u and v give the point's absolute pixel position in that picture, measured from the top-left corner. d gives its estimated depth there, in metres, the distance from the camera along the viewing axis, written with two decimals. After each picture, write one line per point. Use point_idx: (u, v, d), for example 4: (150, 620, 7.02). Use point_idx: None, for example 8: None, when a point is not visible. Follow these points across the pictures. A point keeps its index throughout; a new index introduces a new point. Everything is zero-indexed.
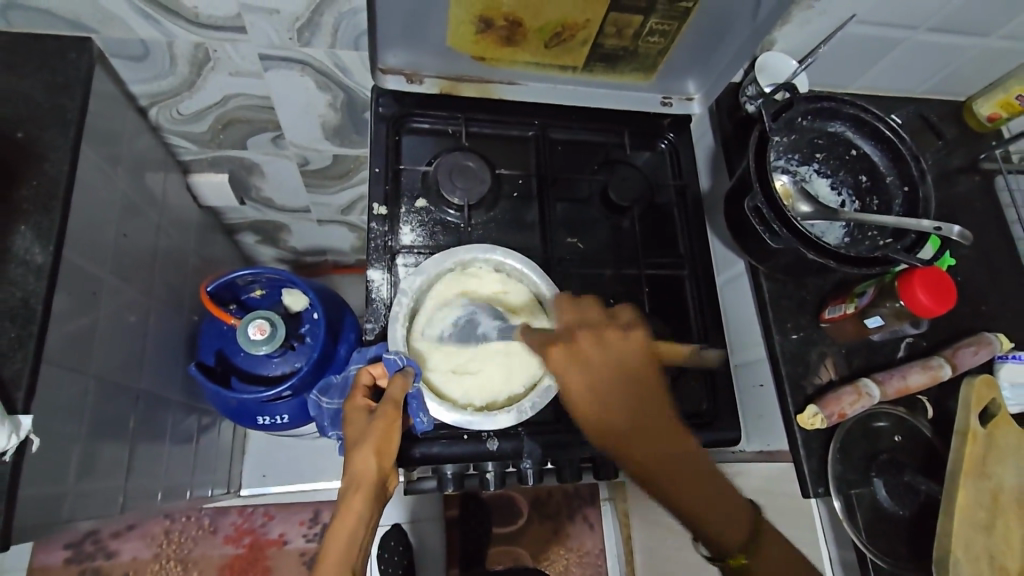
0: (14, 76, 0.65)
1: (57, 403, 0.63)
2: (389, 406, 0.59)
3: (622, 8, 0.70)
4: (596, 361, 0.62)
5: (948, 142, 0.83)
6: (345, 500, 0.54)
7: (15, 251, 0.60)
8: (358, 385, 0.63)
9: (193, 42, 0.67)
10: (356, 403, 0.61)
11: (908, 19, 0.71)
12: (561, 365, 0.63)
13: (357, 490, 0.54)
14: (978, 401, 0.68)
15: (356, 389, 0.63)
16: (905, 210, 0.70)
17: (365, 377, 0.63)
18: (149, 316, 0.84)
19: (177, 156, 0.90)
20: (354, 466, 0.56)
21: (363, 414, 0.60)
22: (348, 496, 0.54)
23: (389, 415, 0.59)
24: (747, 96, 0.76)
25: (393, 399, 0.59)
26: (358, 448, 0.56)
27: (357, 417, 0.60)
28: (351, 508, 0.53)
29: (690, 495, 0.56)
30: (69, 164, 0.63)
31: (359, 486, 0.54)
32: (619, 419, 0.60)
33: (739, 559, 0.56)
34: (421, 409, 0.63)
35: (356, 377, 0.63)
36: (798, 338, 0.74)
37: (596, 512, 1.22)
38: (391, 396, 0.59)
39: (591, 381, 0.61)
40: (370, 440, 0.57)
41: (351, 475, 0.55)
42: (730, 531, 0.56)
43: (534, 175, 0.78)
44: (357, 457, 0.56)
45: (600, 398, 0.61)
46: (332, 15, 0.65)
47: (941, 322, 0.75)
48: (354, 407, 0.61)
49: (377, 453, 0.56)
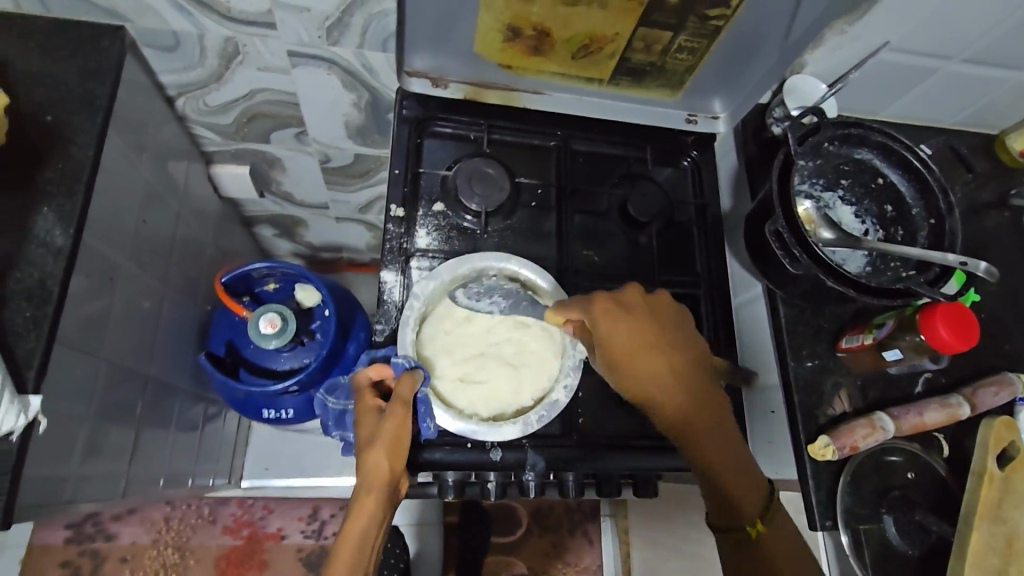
0: (48, 60, 0.66)
1: (67, 384, 0.64)
2: (398, 405, 0.58)
3: (652, 24, 0.70)
4: (646, 317, 0.62)
5: (978, 176, 0.81)
6: (357, 500, 0.54)
7: (37, 233, 0.60)
8: (367, 385, 0.62)
9: (224, 35, 0.68)
10: (366, 404, 0.61)
11: (943, 48, 0.70)
12: (610, 320, 0.61)
13: (370, 491, 0.55)
14: (998, 442, 0.66)
15: (365, 389, 0.62)
16: (931, 242, 0.69)
17: (366, 380, 0.62)
18: (162, 303, 0.85)
19: (201, 147, 0.91)
20: (366, 466, 0.56)
21: (372, 413, 0.60)
22: (361, 495, 0.55)
23: (399, 414, 0.58)
24: (774, 117, 0.76)
25: (402, 398, 0.58)
26: (369, 448, 0.56)
27: (367, 417, 0.59)
28: (363, 507, 0.54)
29: (727, 454, 0.57)
30: (95, 148, 0.64)
31: (371, 487, 0.55)
32: (664, 376, 0.59)
33: (758, 528, 0.55)
34: (429, 416, 0.63)
35: (362, 377, 0.63)
36: (813, 366, 0.72)
37: (596, 528, 1.20)
38: (400, 395, 0.59)
39: (639, 333, 0.61)
40: (381, 439, 0.56)
41: (363, 476, 0.55)
42: (752, 497, 0.56)
43: (553, 186, 0.78)
44: (369, 458, 0.56)
45: (656, 357, 0.60)
46: (362, 16, 0.65)
47: (962, 360, 0.73)
48: (363, 408, 0.60)
49: (388, 452, 0.56)
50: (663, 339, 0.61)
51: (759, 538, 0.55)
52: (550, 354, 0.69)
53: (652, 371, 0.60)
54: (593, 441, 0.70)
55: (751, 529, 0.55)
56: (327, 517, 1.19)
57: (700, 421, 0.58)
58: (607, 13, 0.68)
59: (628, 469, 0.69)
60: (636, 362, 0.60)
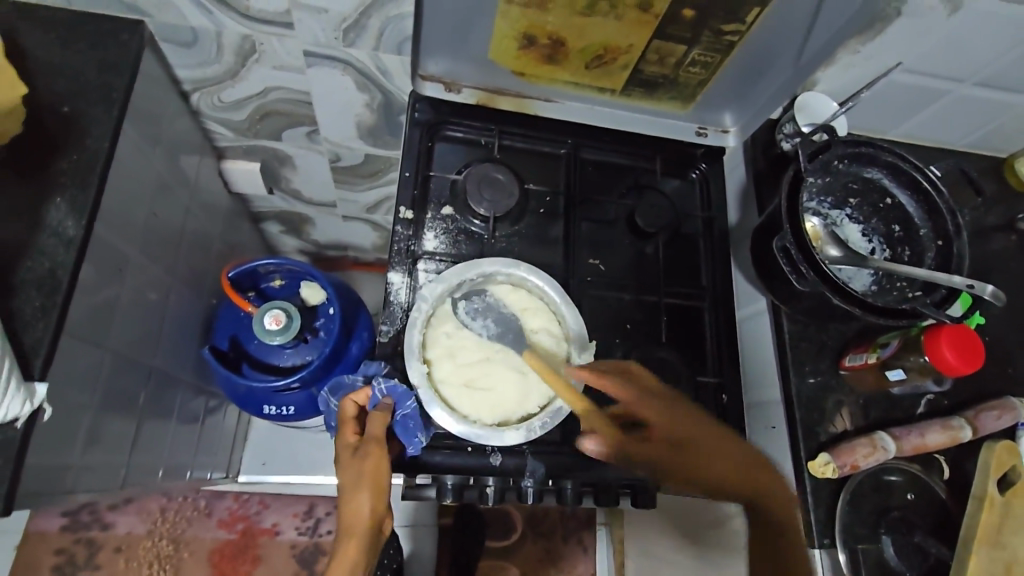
0: (68, 52, 0.67)
1: (72, 373, 0.64)
2: (372, 443, 0.61)
3: (666, 37, 0.70)
4: (652, 391, 0.69)
5: (987, 199, 0.81)
6: (340, 547, 0.56)
7: (49, 222, 0.61)
8: (344, 420, 0.65)
9: (241, 33, 0.68)
10: (344, 439, 0.63)
11: (956, 71, 0.70)
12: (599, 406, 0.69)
13: (353, 536, 0.57)
14: (998, 467, 0.66)
15: (343, 423, 0.65)
16: (938, 263, 0.69)
17: (350, 410, 0.65)
18: (169, 296, 0.85)
19: (213, 142, 0.92)
20: (347, 511, 0.58)
21: (349, 452, 0.62)
22: (345, 539, 0.57)
23: (374, 452, 0.60)
24: (783, 134, 0.76)
25: (375, 436, 0.61)
26: (348, 492, 0.58)
27: (345, 454, 0.62)
28: (347, 555, 0.56)
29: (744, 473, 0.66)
30: (109, 140, 0.65)
31: (354, 531, 0.57)
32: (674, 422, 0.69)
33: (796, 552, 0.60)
34: (415, 434, 0.64)
35: (341, 411, 0.65)
36: (815, 383, 0.72)
37: (591, 535, 1.19)
38: (373, 432, 0.61)
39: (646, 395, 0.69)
40: (358, 482, 0.58)
41: (344, 521, 0.57)
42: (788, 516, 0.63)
43: (561, 194, 0.78)
44: (350, 502, 0.58)
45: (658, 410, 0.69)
46: (379, 19, 0.66)
47: (965, 383, 0.73)
48: (342, 444, 0.63)
49: (367, 496, 0.58)
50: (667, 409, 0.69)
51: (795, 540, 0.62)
52: (554, 363, 0.69)
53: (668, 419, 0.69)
54: None
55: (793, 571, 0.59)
56: (322, 515, 1.19)
57: (732, 472, 0.66)
58: (622, 24, 0.68)
59: (628, 478, 0.69)
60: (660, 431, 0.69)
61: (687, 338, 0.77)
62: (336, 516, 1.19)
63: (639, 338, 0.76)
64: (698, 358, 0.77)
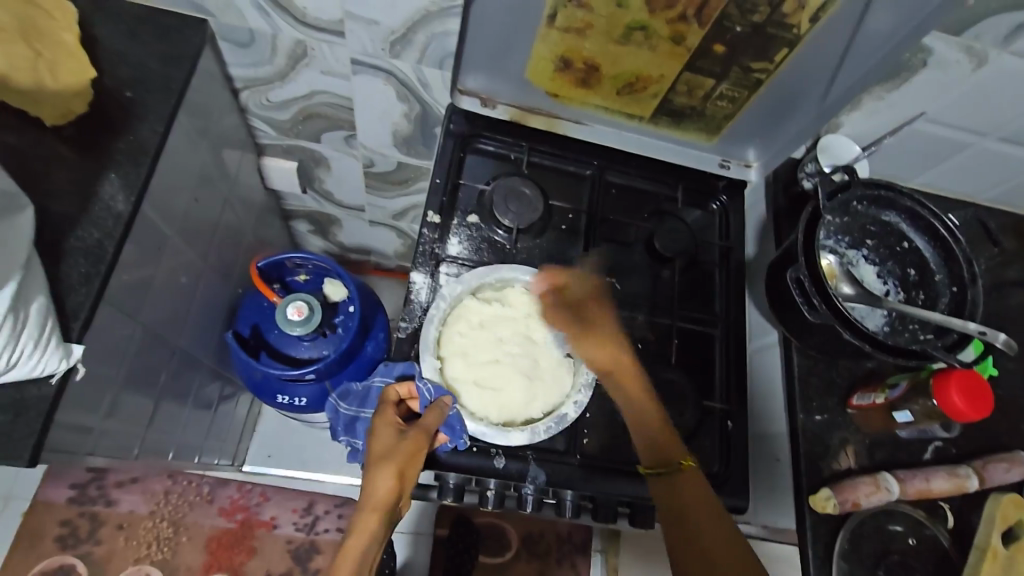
0: (136, 43, 0.72)
1: (103, 342, 0.67)
2: (419, 432, 0.63)
3: (697, 70, 0.74)
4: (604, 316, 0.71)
5: (1006, 252, 0.82)
6: (362, 518, 0.58)
7: (102, 196, 0.65)
8: (387, 401, 0.67)
9: (296, 38, 0.73)
10: (386, 418, 0.65)
11: (977, 124, 0.72)
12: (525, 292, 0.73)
13: (375, 511, 0.59)
14: (1004, 519, 0.68)
15: (386, 403, 0.67)
16: (951, 309, 0.69)
17: (393, 395, 0.68)
18: (199, 280, 0.89)
19: (256, 139, 0.96)
20: (374, 485, 0.60)
21: (390, 431, 0.64)
22: (365, 513, 0.59)
23: (418, 440, 0.62)
24: (805, 172, 0.78)
25: (424, 426, 0.63)
26: (381, 467, 0.60)
27: (387, 432, 0.64)
28: (367, 527, 0.58)
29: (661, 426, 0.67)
30: (163, 128, 0.69)
31: (375, 508, 0.59)
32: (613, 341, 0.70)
33: (688, 462, 0.65)
34: (463, 432, 0.65)
35: (385, 394, 0.67)
36: (822, 420, 0.73)
37: (585, 562, 1.13)
38: (423, 422, 0.63)
39: (607, 325, 0.71)
40: (393, 462, 0.61)
41: (370, 494, 0.59)
42: (676, 451, 0.66)
43: (584, 212, 0.81)
44: (380, 479, 0.60)
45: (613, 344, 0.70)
46: (425, 34, 0.70)
47: (974, 433, 0.73)
48: (384, 422, 0.65)
49: (397, 476, 0.60)
50: (599, 319, 0.71)
51: (688, 468, 0.64)
52: (563, 369, 0.72)
53: (614, 350, 0.69)
54: (595, 464, 0.70)
55: (682, 464, 0.65)
56: (321, 513, 1.19)
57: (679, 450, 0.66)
58: (655, 54, 0.72)
59: (627, 496, 0.69)
60: (582, 339, 0.70)
61: (697, 364, 0.78)
62: (334, 514, 1.20)
63: (648, 359, 0.76)
64: (706, 384, 0.77)
